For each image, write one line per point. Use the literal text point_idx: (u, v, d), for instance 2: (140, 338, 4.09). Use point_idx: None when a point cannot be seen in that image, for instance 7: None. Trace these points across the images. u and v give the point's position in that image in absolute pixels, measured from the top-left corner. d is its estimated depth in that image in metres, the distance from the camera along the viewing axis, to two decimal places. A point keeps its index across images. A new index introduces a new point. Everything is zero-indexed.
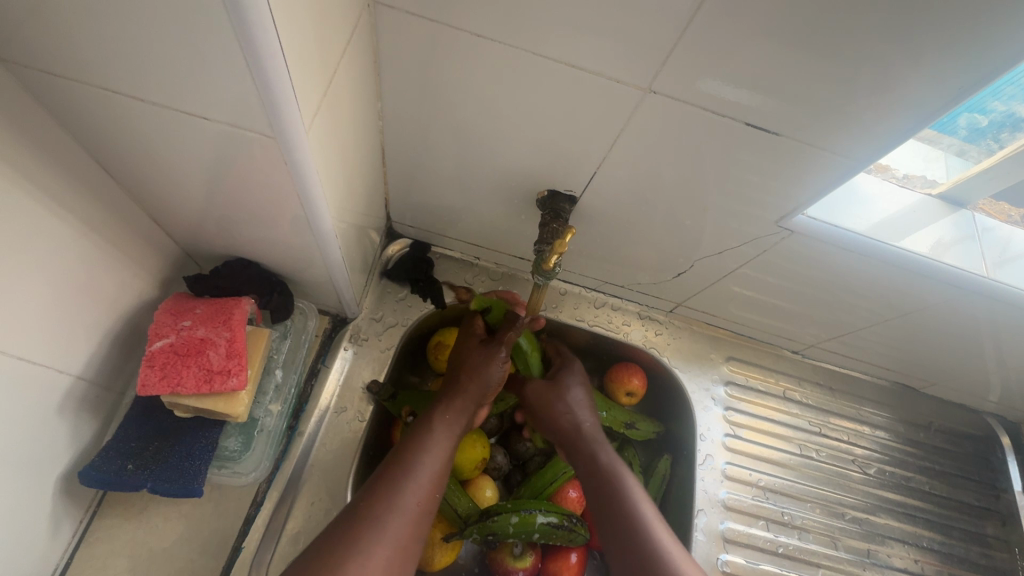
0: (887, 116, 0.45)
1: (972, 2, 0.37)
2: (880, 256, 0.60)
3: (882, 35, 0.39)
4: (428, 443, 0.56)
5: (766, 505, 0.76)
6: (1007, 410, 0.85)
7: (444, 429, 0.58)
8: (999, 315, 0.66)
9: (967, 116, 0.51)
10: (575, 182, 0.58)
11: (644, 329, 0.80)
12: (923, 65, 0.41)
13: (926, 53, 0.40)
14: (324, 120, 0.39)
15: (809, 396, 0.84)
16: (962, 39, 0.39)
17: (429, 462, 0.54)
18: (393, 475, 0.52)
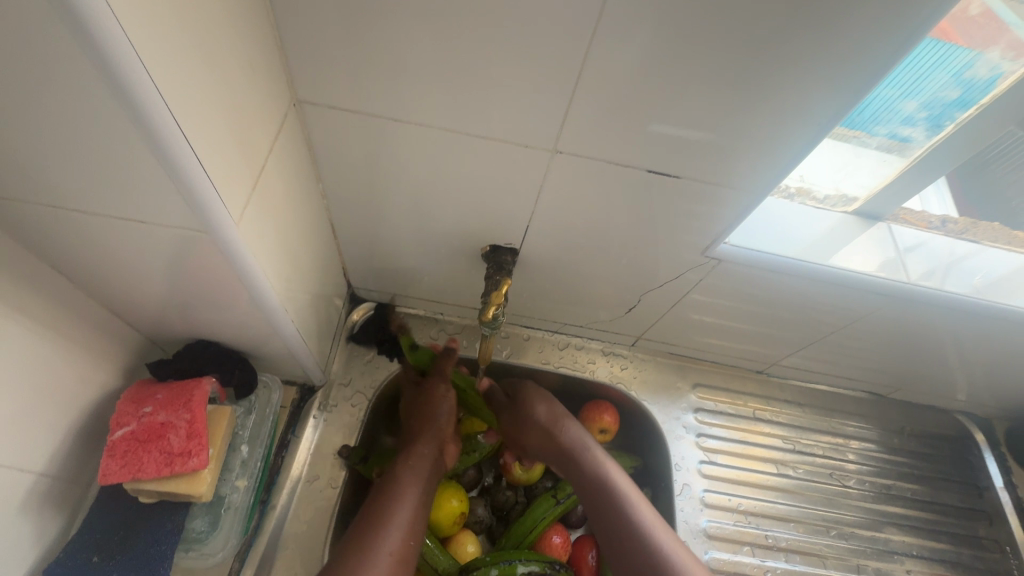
0: (774, 154, 0.49)
1: (820, 53, 0.41)
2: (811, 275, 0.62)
3: (756, 88, 0.44)
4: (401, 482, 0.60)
5: (749, 529, 0.75)
6: (976, 407, 0.86)
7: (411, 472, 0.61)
8: (936, 317, 0.68)
9: (854, 136, 0.55)
10: (514, 236, 0.62)
11: (610, 365, 0.82)
12: (797, 108, 0.45)
13: (795, 100, 0.44)
14: (255, 210, 0.43)
15: (780, 414, 0.85)
16: (828, 84, 0.43)
17: (405, 499, 0.58)
18: (377, 504, 0.57)
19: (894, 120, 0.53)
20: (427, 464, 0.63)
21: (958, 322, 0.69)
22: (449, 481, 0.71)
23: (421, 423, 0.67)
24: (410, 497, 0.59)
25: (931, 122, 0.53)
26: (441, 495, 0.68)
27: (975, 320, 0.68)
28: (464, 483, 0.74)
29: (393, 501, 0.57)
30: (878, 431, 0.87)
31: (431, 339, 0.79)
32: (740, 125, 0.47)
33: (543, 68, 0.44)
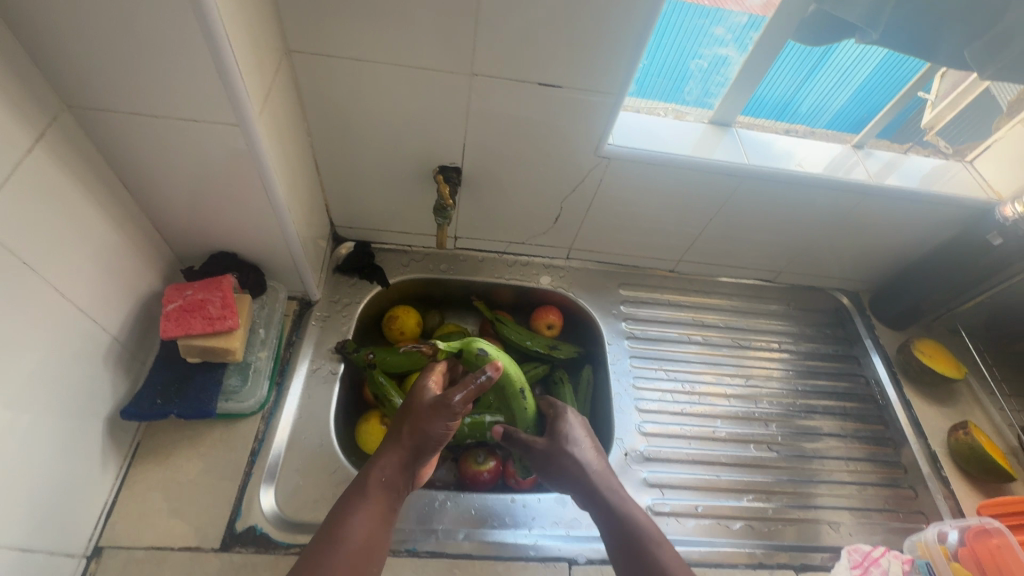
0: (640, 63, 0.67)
1: None
2: (677, 160, 0.81)
3: (616, 14, 0.62)
4: (360, 508, 0.60)
5: (669, 381, 0.93)
6: (848, 283, 1.09)
7: (379, 492, 0.62)
8: (786, 198, 0.89)
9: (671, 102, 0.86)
10: (457, 157, 0.81)
11: (551, 275, 1.01)
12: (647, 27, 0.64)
13: (648, 23, 0.63)
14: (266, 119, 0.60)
15: (693, 300, 1.04)
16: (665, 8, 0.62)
17: (364, 519, 0.59)
18: (330, 533, 0.58)
19: (716, 43, 0.77)
20: (395, 480, 0.64)
21: (804, 201, 0.89)
22: None
23: (409, 437, 0.65)
24: (365, 525, 0.59)
25: (739, 42, 0.77)
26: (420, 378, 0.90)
27: (815, 197, 0.88)
28: None
29: (348, 526, 0.58)
30: (773, 309, 1.07)
31: (403, 266, 0.97)
32: (614, 44, 0.65)
33: (460, 12, 0.63)
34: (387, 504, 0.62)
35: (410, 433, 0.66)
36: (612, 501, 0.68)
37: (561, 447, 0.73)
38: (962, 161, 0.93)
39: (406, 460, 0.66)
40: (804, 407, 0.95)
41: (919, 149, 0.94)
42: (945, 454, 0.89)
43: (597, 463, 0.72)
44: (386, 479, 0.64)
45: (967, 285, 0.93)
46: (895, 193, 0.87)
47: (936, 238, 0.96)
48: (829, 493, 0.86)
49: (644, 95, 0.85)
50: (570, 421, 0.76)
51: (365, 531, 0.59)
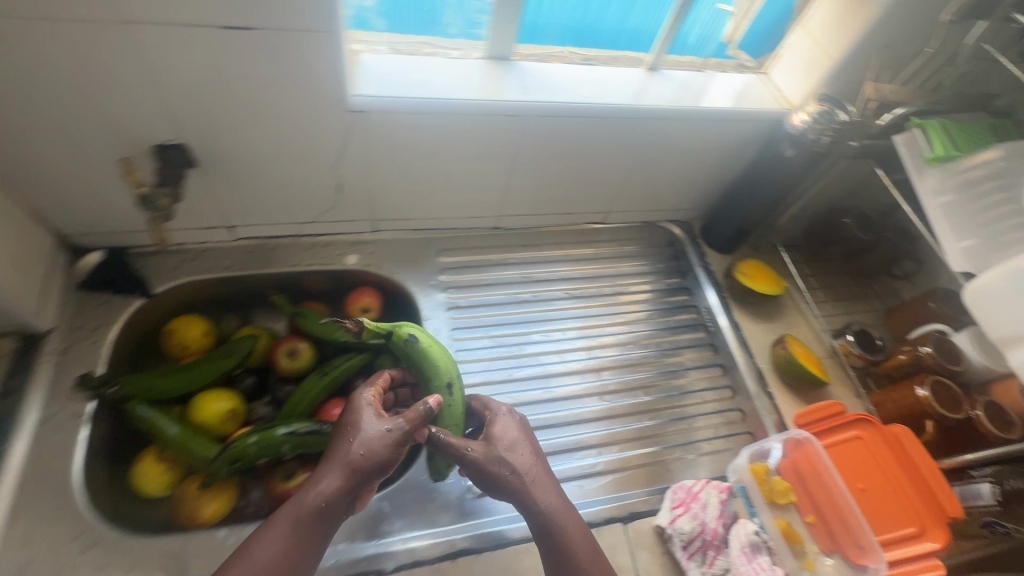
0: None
1: None
2: (443, 106, 0.71)
3: None
4: (251, 565, 0.52)
5: (495, 349, 0.86)
6: (678, 213, 1.06)
7: (275, 544, 0.54)
8: (584, 133, 0.81)
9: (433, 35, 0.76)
10: (175, 132, 0.65)
11: (359, 253, 0.90)
12: None
13: None
14: None
15: (521, 255, 0.97)
16: None
17: None
18: None
19: None
20: (318, 514, 0.56)
21: (603, 133, 0.82)
22: (217, 388, 0.78)
23: (358, 451, 0.58)
24: None
25: None
26: (206, 398, 0.75)
27: (613, 128, 0.82)
28: (244, 390, 0.82)
29: None
30: (606, 251, 1.02)
31: (173, 270, 0.82)
32: None
33: None
34: (294, 551, 0.54)
35: (357, 448, 0.58)
36: (549, 527, 0.61)
37: (494, 454, 0.63)
38: (760, 73, 0.90)
39: (342, 481, 0.57)
40: (638, 349, 0.92)
41: (722, 66, 0.91)
42: (770, 371, 0.90)
43: (534, 470, 0.64)
44: (310, 512, 0.55)
45: (777, 200, 0.92)
46: (689, 113, 0.83)
47: (745, 155, 0.93)
48: (665, 432, 0.84)
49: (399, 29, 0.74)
50: (511, 424, 0.67)
51: None
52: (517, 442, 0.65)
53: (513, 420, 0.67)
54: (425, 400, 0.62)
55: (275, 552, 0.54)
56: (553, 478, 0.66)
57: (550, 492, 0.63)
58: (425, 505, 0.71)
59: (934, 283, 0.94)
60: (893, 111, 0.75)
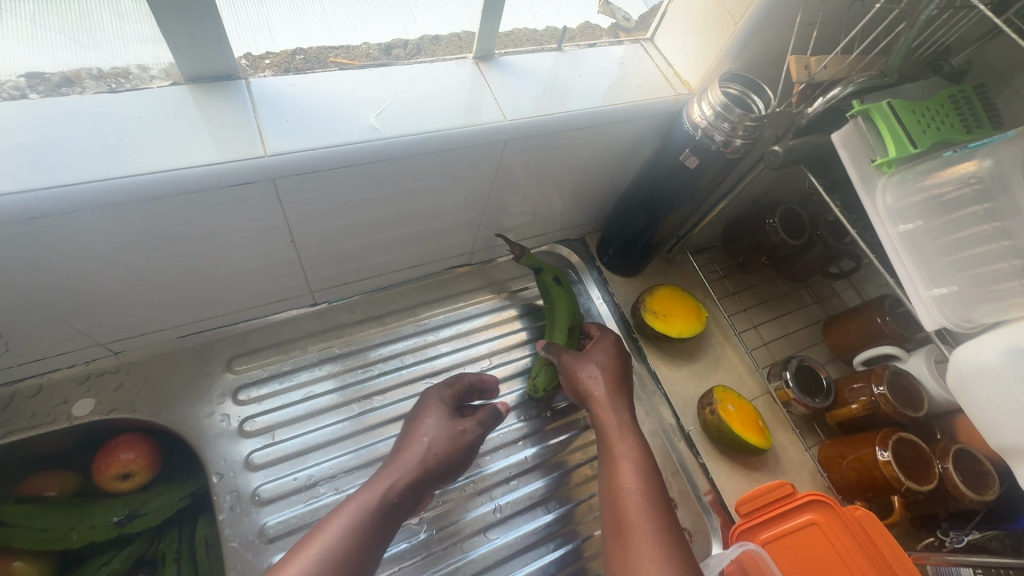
0: None
1: None
2: (98, 193, 0.41)
3: None
4: (351, 504, 0.50)
5: (323, 502, 0.59)
6: (565, 232, 0.82)
7: (378, 483, 0.53)
8: (391, 179, 0.53)
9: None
10: None
11: (94, 394, 0.59)
12: None
13: None
14: None
15: (356, 339, 0.69)
16: None
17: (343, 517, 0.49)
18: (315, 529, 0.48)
19: None
20: (406, 466, 0.54)
21: (422, 171, 0.54)
22: None
23: (420, 450, 0.56)
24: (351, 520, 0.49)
25: None
26: None
27: (436, 163, 0.53)
28: None
29: (330, 523, 0.48)
30: (485, 305, 0.75)
31: None
32: None
33: None
34: (396, 487, 0.53)
35: (420, 449, 0.56)
36: (620, 442, 0.60)
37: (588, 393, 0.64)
38: (643, 38, 0.65)
39: (427, 443, 0.56)
40: (527, 444, 0.68)
41: (593, 33, 0.63)
42: (701, 435, 0.71)
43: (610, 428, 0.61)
44: (397, 465, 0.55)
45: (684, 213, 0.69)
46: (543, 122, 0.55)
47: (637, 158, 0.68)
48: (580, 559, 0.63)
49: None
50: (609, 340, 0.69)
51: (343, 528, 0.48)
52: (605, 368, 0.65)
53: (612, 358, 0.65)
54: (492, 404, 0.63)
55: (375, 491, 0.52)
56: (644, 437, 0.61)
57: (620, 412, 0.62)
58: None
59: (874, 282, 0.77)
60: (827, 93, 0.52)
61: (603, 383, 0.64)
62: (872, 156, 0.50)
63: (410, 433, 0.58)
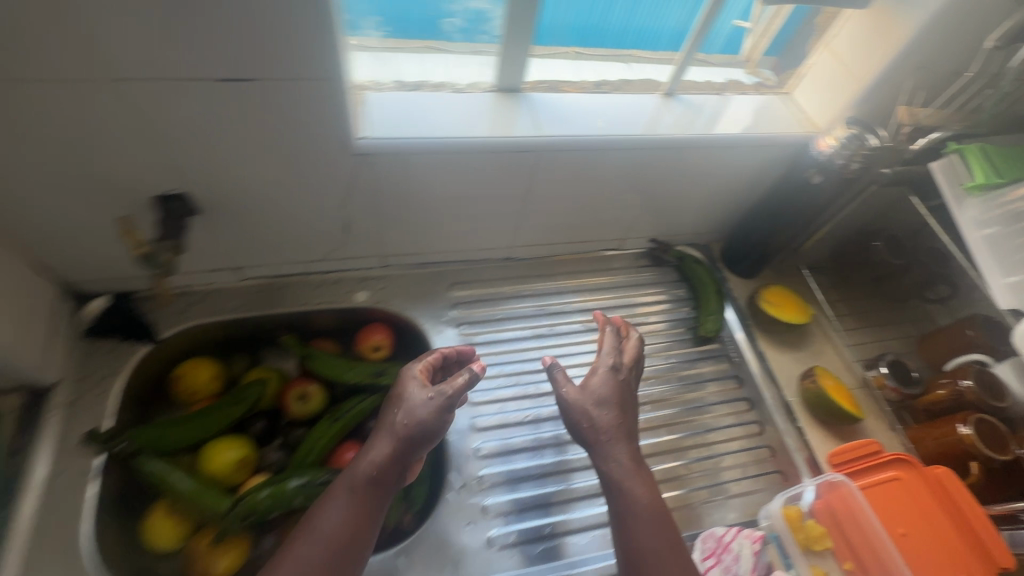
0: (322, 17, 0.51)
1: None
2: (445, 147, 0.67)
3: None
4: (326, 508, 0.58)
5: (510, 388, 0.83)
6: (694, 237, 1.02)
7: (346, 491, 0.59)
8: (596, 166, 0.78)
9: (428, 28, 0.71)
10: (172, 181, 0.63)
11: (368, 290, 0.87)
12: None
13: None
14: None
15: (534, 287, 0.94)
16: None
17: (322, 525, 0.57)
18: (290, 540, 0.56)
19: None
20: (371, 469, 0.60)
21: (615, 162, 0.78)
22: (230, 436, 0.76)
23: (373, 441, 0.63)
24: (330, 527, 0.57)
25: None
26: (217, 448, 0.74)
27: (626, 158, 0.78)
28: (255, 435, 0.80)
29: (303, 535, 0.56)
30: (626, 280, 0.98)
31: (180, 314, 0.80)
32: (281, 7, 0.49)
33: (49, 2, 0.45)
34: (355, 497, 0.59)
35: (397, 420, 0.63)
36: (621, 477, 0.64)
37: (582, 403, 0.69)
38: (783, 92, 0.87)
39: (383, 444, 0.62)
40: (658, 383, 0.88)
41: (740, 86, 0.86)
42: (799, 404, 0.86)
43: (614, 430, 0.67)
44: (358, 477, 0.60)
45: (803, 225, 0.88)
46: (705, 141, 0.78)
47: (768, 179, 0.89)
48: (690, 473, 0.80)
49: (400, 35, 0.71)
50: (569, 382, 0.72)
51: (328, 531, 0.56)
52: (592, 410, 0.69)
53: (611, 375, 0.71)
54: (466, 367, 0.67)
55: (342, 496, 0.59)
56: (635, 441, 0.69)
57: (618, 447, 0.66)
58: (437, 561, 0.68)
59: None
60: (928, 136, 0.72)
61: (611, 416, 0.68)
62: (963, 182, 0.68)
63: (397, 410, 0.64)
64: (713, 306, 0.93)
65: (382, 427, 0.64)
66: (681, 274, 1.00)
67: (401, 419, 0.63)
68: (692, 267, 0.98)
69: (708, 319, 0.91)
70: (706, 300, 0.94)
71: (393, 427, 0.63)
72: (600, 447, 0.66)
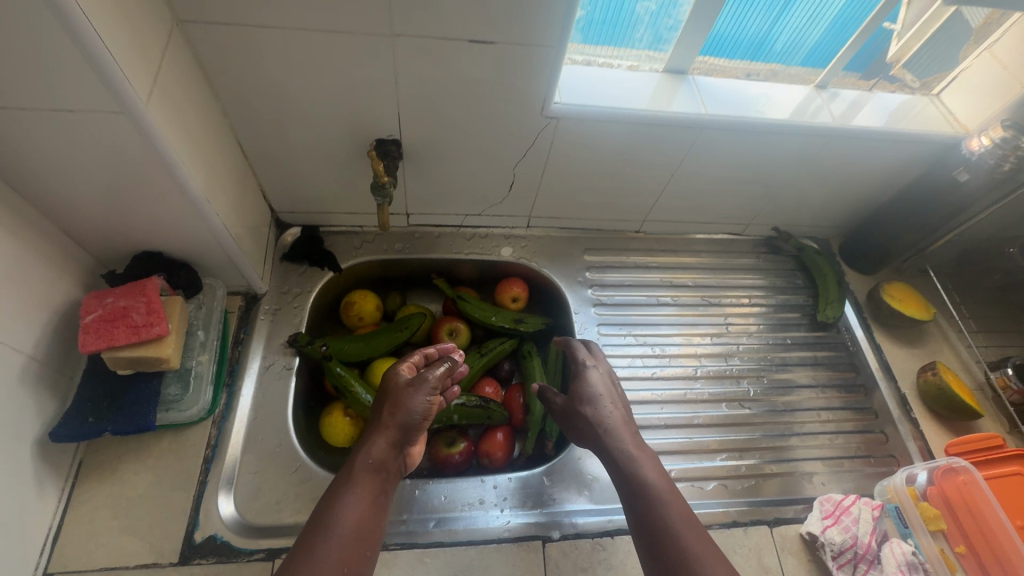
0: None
1: None
2: (621, 119, 0.75)
3: None
4: (325, 500, 0.62)
5: (639, 344, 0.91)
6: (813, 230, 1.06)
7: (342, 480, 0.63)
8: (743, 149, 0.84)
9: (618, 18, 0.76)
10: (391, 127, 0.73)
11: (512, 246, 0.97)
12: None
13: None
14: (157, 101, 0.52)
15: (659, 261, 1.01)
16: None
17: (350, 492, 0.61)
18: (324, 506, 0.60)
19: None
20: (374, 454, 0.66)
21: (763, 147, 0.84)
22: (392, 358, 0.87)
23: (384, 417, 0.68)
24: (350, 496, 0.61)
25: None
26: (383, 366, 0.85)
27: (774, 143, 0.84)
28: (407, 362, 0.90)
29: (338, 500, 0.60)
30: (743, 264, 1.03)
31: (355, 249, 0.92)
32: None
33: None
34: (367, 473, 0.63)
35: (390, 410, 0.69)
36: (630, 467, 0.65)
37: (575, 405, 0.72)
38: (930, 95, 0.90)
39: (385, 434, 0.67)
40: (775, 361, 0.93)
41: (888, 87, 0.90)
42: (914, 396, 0.89)
43: (617, 421, 0.71)
44: (361, 460, 0.65)
45: (935, 226, 0.90)
46: (856, 135, 0.83)
47: (903, 178, 0.92)
48: (803, 444, 0.85)
49: (588, 39, 0.79)
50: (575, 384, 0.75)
51: (353, 497, 0.60)
52: (591, 409, 0.72)
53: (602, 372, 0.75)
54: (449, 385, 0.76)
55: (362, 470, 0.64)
56: (635, 430, 0.71)
57: (624, 440, 0.68)
58: (577, 484, 0.75)
59: None
60: None
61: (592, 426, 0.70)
62: None
63: (389, 406, 0.70)
64: (834, 295, 0.96)
65: (380, 424, 0.69)
66: (797, 264, 1.04)
67: (384, 417, 0.69)
68: (812, 258, 1.02)
69: (829, 305, 0.95)
70: (826, 290, 0.97)
71: (386, 418, 0.69)
72: (605, 433, 0.69)
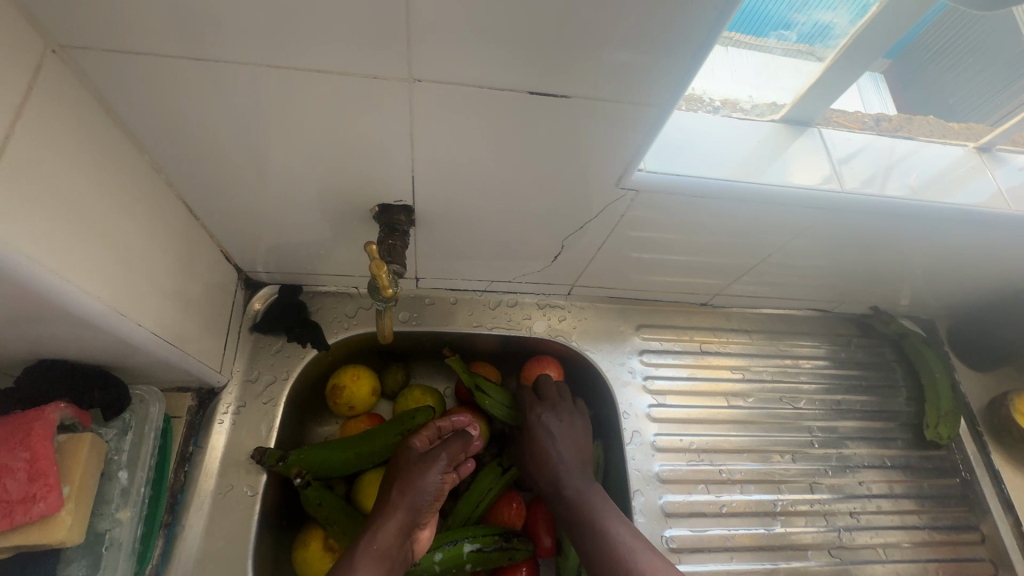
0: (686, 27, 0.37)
1: None
2: (725, 194, 0.54)
3: None
4: None
5: (704, 467, 0.71)
6: (919, 311, 0.84)
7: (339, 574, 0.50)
8: (874, 233, 0.63)
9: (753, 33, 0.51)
10: (399, 191, 0.52)
11: (547, 318, 0.76)
12: None
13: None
14: (11, 200, 0.32)
15: (730, 344, 0.80)
16: None
17: None
18: None
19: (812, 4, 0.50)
20: (380, 542, 0.52)
21: (902, 231, 0.62)
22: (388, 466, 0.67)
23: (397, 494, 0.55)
24: None
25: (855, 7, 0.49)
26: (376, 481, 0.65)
27: (919, 228, 0.62)
28: None
29: None
30: (829, 351, 0.83)
31: (348, 318, 0.71)
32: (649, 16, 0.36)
33: None
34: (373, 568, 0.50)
35: (400, 485, 0.56)
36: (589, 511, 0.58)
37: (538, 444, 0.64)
38: None
39: (395, 518, 0.54)
40: (870, 489, 0.74)
41: None
42: None
43: (573, 462, 0.63)
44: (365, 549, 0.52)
45: None
46: None
47: None
48: None
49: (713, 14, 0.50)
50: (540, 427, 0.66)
51: None
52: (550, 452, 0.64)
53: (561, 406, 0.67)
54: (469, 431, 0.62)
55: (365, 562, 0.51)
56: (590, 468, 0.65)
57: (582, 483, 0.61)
58: None
59: None
60: None
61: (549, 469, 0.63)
62: None
63: (398, 481, 0.56)
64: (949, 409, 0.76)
65: (385, 503, 0.55)
66: (898, 353, 0.83)
67: (393, 492, 0.55)
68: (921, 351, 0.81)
69: (942, 425, 0.75)
70: (937, 397, 0.77)
71: (395, 495, 0.55)
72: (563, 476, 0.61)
